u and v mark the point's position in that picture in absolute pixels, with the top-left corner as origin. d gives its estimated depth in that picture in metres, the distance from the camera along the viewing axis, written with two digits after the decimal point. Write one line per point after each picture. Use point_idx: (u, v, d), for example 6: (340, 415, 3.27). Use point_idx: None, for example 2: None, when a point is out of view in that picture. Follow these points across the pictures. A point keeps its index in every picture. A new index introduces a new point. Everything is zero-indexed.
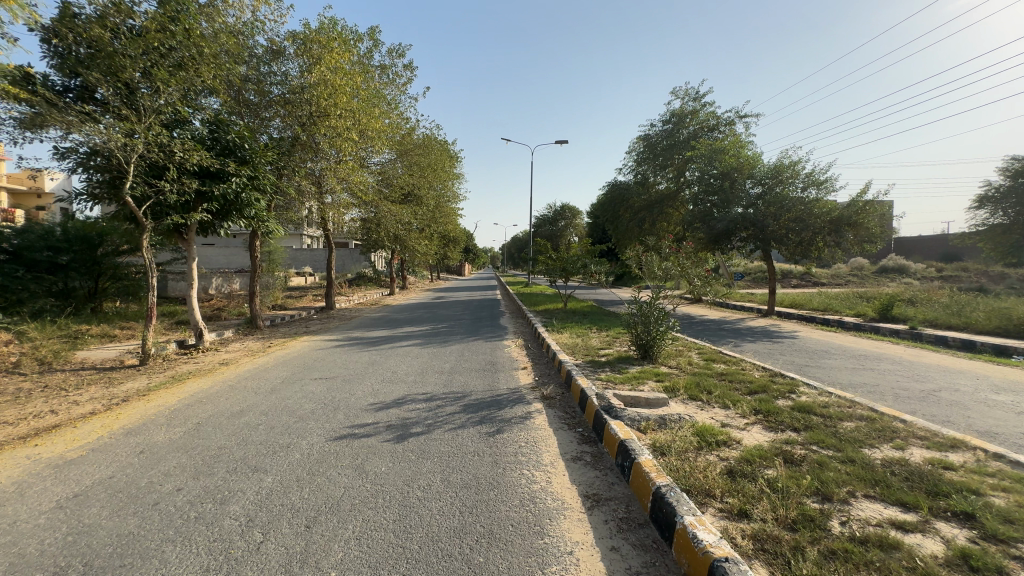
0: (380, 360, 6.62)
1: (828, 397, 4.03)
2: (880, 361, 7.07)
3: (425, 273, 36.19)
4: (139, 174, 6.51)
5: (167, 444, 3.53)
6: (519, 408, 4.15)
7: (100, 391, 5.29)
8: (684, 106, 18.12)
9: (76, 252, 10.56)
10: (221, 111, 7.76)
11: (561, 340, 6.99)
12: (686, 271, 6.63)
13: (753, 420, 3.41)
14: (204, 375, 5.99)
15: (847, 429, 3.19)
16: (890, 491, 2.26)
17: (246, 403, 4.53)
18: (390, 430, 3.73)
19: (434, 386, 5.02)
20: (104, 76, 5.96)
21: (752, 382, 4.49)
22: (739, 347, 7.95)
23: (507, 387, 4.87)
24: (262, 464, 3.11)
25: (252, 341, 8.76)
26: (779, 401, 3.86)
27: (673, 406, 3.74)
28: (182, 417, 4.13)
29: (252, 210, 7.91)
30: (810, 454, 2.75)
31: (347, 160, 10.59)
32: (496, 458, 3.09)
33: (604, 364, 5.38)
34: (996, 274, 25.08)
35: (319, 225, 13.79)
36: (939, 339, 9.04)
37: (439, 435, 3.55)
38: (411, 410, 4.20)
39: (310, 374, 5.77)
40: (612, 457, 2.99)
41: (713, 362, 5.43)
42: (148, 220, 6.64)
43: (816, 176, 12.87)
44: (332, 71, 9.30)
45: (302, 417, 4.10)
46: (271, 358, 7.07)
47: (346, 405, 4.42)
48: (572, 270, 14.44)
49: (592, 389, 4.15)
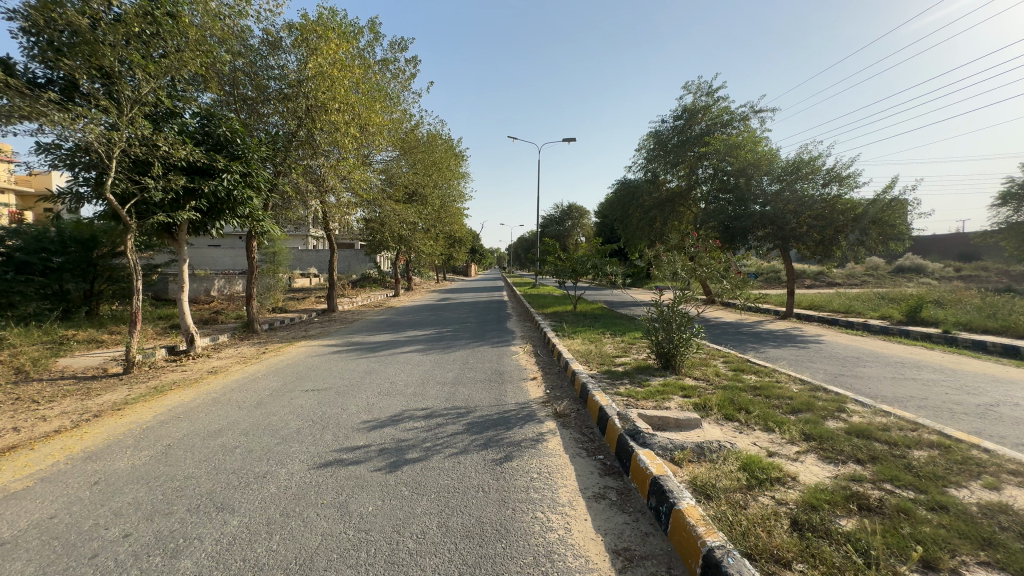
0: (379, 368, 6.17)
1: (885, 417, 3.51)
2: (919, 369, 6.50)
3: (431, 276, 35.86)
4: (122, 169, 6.09)
5: (128, 472, 3.09)
6: (529, 429, 3.65)
7: (74, 403, 4.87)
8: (695, 101, 17.52)
9: (70, 253, 10.25)
10: (213, 105, 7.36)
11: (573, 347, 6.49)
12: (711, 270, 5.94)
13: (806, 449, 2.90)
14: (189, 385, 5.57)
15: (922, 462, 2.68)
16: (1011, 557, 1.76)
17: (226, 420, 4.09)
18: (382, 455, 3.27)
19: (435, 400, 4.55)
20: (84, 66, 5.54)
21: (792, 398, 3.97)
22: (764, 354, 7.39)
23: (515, 402, 4.39)
24: (230, 502, 2.65)
25: (247, 346, 8.35)
26: (830, 422, 3.34)
27: (707, 429, 3.24)
28: (152, 438, 3.70)
29: (246, 209, 7.48)
30: (889, 498, 2.25)
31: (349, 158, 10.22)
32: (504, 496, 2.60)
33: (622, 375, 4.88)
34: (1018, 274, 24.29)
35: (320, 225, 13.42)
36: (977, 345, 8.44)
37: (437, 463, 3.08)
38: (407, 430, 3.74)
39: (301, 385, 5.32)
40: (642, 497, 2.50)
41: (742, 374, 4.90)
42: (131, 219, 6.24)
43: (838, 172, 12.31)
44: (331, 64, 8.87)
45: (285, 438, 3.64)
46: (263, 366, 6.64)
47: (335, 423, 3.96)
48: (582, 271, 13.91)
49: (612, 407, 3.65)
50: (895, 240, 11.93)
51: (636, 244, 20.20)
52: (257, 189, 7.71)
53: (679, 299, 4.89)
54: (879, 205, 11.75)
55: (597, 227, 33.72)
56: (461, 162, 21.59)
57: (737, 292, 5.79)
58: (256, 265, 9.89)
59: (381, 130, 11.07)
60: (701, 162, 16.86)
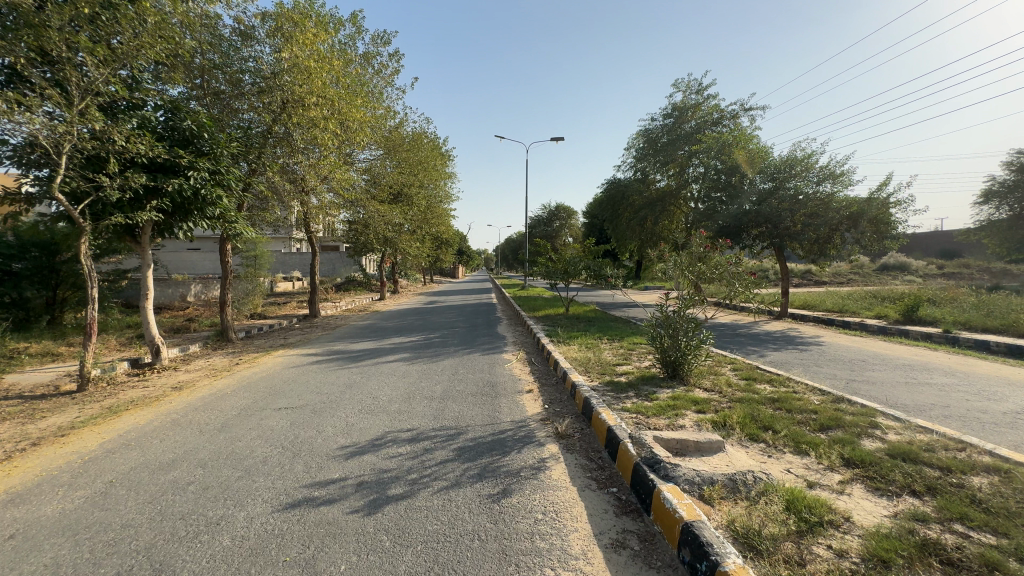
0: (360, 381, 5.69)
1: (925, 435, 3.15)
2: (930, 372, 6.21)
3: (418, 278, 35.22)
4: (74, 167, 5.49)
5: (54, 520, 2.59)
6: (529, 454, 3.23)
7: (12, 428, 4.31)
8: (685, 100, 17.30)
9: (31, 258, 9.58)
10: (178, 98, 6.80)
11: (570, 355, 6.07)
12: (720, 268, 5.44)
13: (850, 478, 2.52)
14: (148, 404, 5.02)
15: (989, 494, 2.30)
16: None
17: (183, 449, 3.59)
18: (361, 490, 2.82)
19: (423, 419, 4.10)
20: (28, 51, 4.96)
21: (816, 412, 3.60)
22: (768, 358, 7.05)
23: (511, 420, 3.96)
24: (171, 562, 2.17)
25: (219, 357, 7.77)
26: (866, 443, 2.99)
27: (733, 454, 2.85)
28: (92, 473, 3.19)
29: (216, 209, 6.93)
30: (971, 547, 1.87)
31: (329, 156, 9.71)
32: (504, 546, 2.17)
33: (627, 387, 4.48)
34: (999, 271, 24.60)
35: (301, 228, 12.85)
36: (980, 344, 8.22)
37: (425, 502, 2.64)
38: (389, 458, 3.28)
39: (274, 402, 4.82)
40: (671, 545, 2.09)
41: (755, 383, 4.54)
42: (85, 221, 5.65)
43: (832, 169, 12.12)
44: (308, 55, 8.34)
45: (249, 470, 3.16)
46: (235, 379, 6.11)
47: (308, 450, 3.48)
48: (574, 272, 13.51)
49: (621, 428, 3.24)
50: (890, 239, 11.74)
51: (626, 244, 19.89)
52: (228, 188, 7.15)
53: (688, 302, 4.51)
54: (874, 202, 11.56)
55: (586, 228, 33.46)
56: (448, 162, 21.12)
57: (748, 295, 5.34)
58: (231, 269, 9.28)
59: (364, 127, 10.58)
60: (692, 160, 16.59)
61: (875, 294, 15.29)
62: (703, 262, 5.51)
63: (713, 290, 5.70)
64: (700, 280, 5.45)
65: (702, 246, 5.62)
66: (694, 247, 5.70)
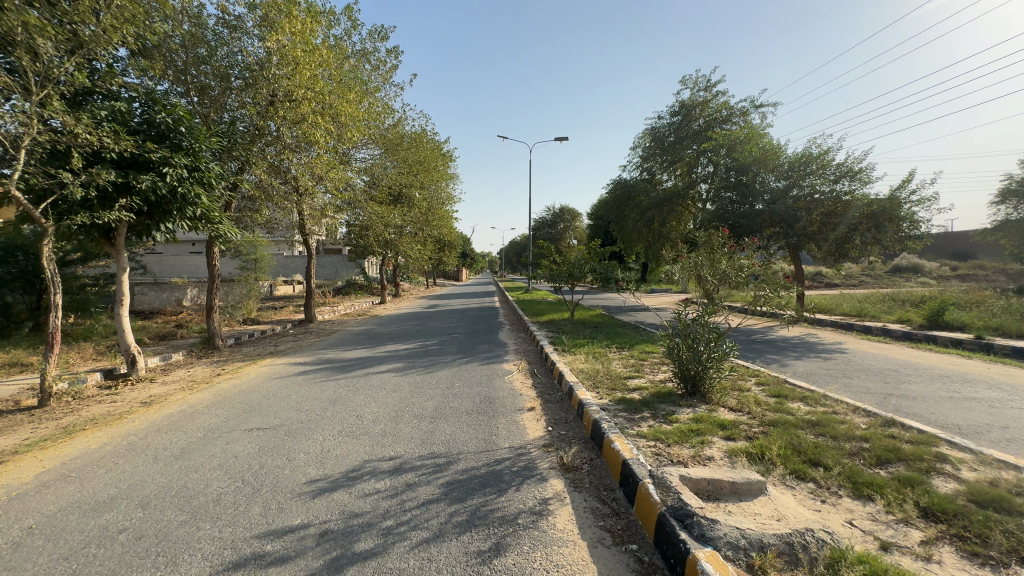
0: (346, 395, 5.19)
1: (1009, 473, 2.60)
2: (974, 385, 5.63)
3: (421, 280, 34.86)
4: (34, 162, 5.01)
5: None
6: (528, 494, 2.70)
7: None
8: (693, 97, 16.78)
9: (12, 262, 9.15)
10: (154, 90, 6.35)
11: (576, 366, 5.55)
12: (743, 271, 4.84)
13: (937, 538, 1.98)
14: (108, 423, 4.53)
15: None
16: None
17: (129, 483, 3.09)
18: (323, 543, 2.31)
19: (409, 444, 3.58)
20: None
21: (867, 441, 3.06)
22: (791, 369, 6.48)
23: (510, 447, 3.43)
24: None
25: (202, 367, 7.30)
26: (941, 484, 2.44)
27: (778, 500, 2.33)
28: (12, 514, 2.70)
29: (197, 209, 6.49)
30: None
31: (322, 154, 9.28)
32: None
33: (641, 406, 3.96)
34: (1016, 273, 23.84)
35: (296, 230, 12.40)
36: (1018, 352, 7.62)
37: (398, 562, 2.12)
38: (364, 497, 2.77)
39: (247, 422, 4.32)
40: None
41: (787, 402, 3.99)
42: (47, 222, 5.17)
43: (850, 166, 11.54)
44: (296, 46, 7.87)
45: (196, 514, 2.66)
46: (212, 392, 5.63)
47: (271, 485, 2.97)
48: (580, 275, 12.93)
49: (641, 463, 2.70)
50: (914, 239, 11.12)
51: (633, 245, 19.34)
52: (208, 186, 6.68)
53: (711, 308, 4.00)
54: (895, 201, 10.97)
55: (591, 229, 32.89)
56: (449, 162, 20.67)
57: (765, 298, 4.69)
58: (218, 273, 8.81)
59: (360, 125, 10.15)
60: (701, 159, 16.15)
61: (894, 297, 14.64)
62: (726, 263, 4.93)
63: (733, 294, 5.15)
64: (718, 281, 4.86)
65: (730, 247, 5.06)
66: (714, 244, 5.17)
